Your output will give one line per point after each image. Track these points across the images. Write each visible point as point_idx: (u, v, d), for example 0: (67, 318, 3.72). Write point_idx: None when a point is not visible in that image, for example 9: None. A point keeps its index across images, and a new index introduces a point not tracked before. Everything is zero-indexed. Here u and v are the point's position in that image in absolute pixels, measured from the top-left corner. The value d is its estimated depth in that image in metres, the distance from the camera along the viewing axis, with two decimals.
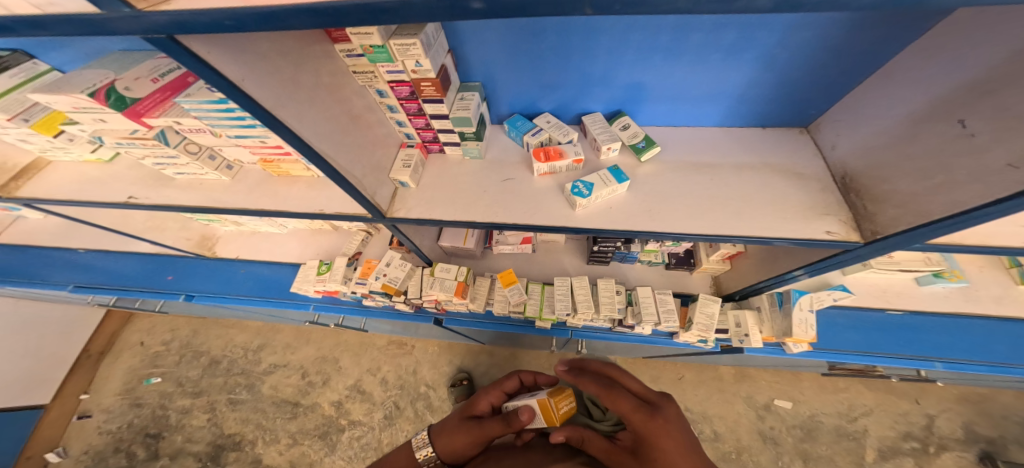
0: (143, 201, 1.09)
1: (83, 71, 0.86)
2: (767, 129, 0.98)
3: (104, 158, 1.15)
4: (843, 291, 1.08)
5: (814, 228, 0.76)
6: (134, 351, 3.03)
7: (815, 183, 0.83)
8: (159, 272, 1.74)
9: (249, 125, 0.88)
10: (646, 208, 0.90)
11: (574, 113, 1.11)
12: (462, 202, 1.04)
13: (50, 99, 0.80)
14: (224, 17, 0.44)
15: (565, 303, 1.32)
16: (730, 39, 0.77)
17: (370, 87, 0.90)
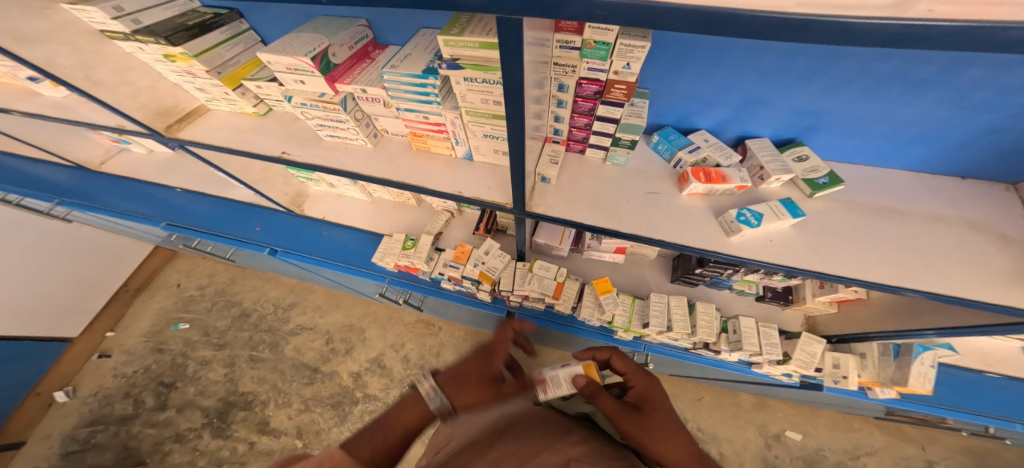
0: (293, 158, 1.06)
1: (298, 33, 0.91)
2: (965, 179, 0.97)
3: (260, 112, 1.18)
4: (947, 350, 1.14)
5: (1011, 296, 0.74)
6: (168, 292, 2.96)
7: (1020, 249, 0.81)
8: (245, 221, 1.72)
9: (427, 100, 0.89)
10: (812, 247, 0.88)
11: (736, 135, 1.08)
12: (607, 209, 1.00)
13: (273, 59, 0.86)
14: (603, 7, 0.42)
15: (660, 320, 1.32)
16: (1017, 80, 0.75)
17: (557, 80, 0.90)
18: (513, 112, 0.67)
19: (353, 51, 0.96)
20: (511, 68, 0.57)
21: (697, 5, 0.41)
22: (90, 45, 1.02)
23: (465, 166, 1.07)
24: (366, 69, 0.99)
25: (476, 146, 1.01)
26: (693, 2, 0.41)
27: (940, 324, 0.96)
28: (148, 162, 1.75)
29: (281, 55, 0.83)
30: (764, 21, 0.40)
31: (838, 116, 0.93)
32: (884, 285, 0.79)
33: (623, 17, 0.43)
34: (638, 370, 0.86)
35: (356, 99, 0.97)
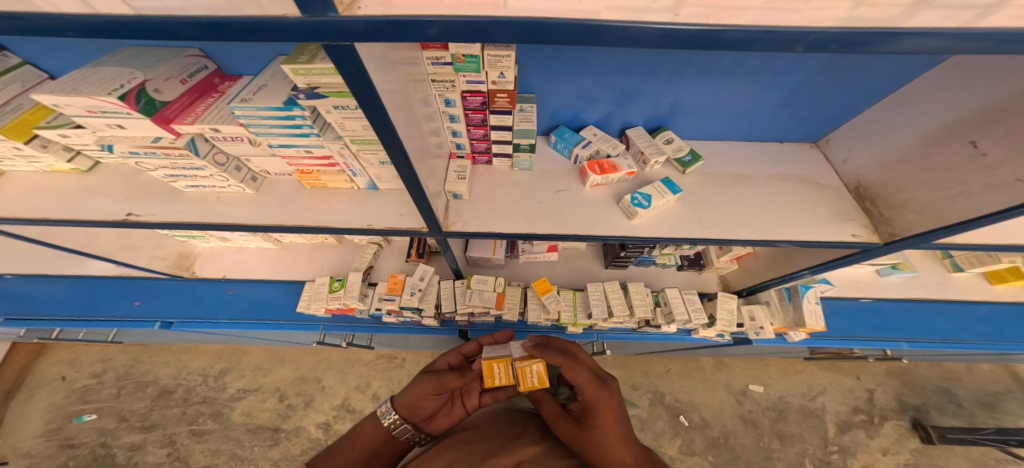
0: (145, 217, 0.95)
1: (96, 69, 0.78)
2: (785, 143, 1.18)
3: (82, 168, 0.99)
4: (826, 283, 1.33)
5: (844, 232, 0.91)
6: (54, 386, 2.62)
7: (834, 192, 1.00)
8: (122, 297, 1.51)
9: (303, 133, 0.86)
10: (698, 217, 0.99)
11: (616, 127, 1.19)
12: (521, 214, 1.03)
13: (60, 102, 0.72)
14: (430, 25, 0.45)
15: (601, 307, 1.36)
16: (786, 63, 0.93)
17: (440, 96, 0.90)
18: (386, 135, 0.66)
19: (189, 86, 0.85)
20: (365, 95, 0.56)
21: (511, 17, 0.45)
22: None
23: (370, 196, 1.06)
24: (213, 104, 0.87)
25: (376, 175, 1.00)
26: (507, 15, 0.45)
27: (808, 263, 1.11)
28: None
29: (72, 97, 0.70)
30: (569, 26, 0.46)
31: (688, 100, 1.07)
32: (760, 240, 0.91)
33: (456, 35, 0.47)
34: (590, 382, 0.84)
35: (208, 140, 0.89)
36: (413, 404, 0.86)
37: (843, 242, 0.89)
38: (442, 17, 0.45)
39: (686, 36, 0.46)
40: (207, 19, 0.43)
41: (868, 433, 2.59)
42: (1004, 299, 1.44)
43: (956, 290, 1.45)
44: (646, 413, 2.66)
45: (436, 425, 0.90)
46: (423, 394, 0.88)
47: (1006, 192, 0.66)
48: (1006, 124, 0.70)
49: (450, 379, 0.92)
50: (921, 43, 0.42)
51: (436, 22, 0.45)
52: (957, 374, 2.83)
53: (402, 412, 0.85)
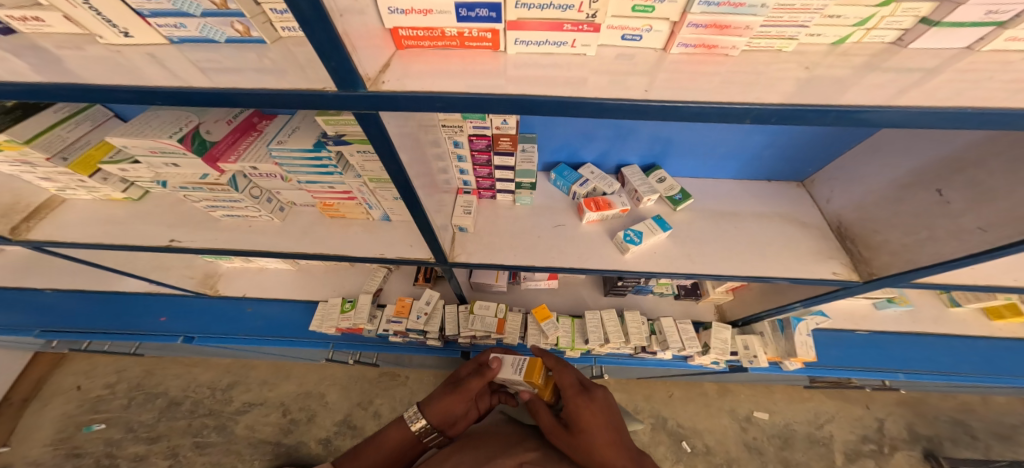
0: (184, 243, 1.05)
1: (160, 112, 0.90)
2: (773, 181, 1.25)
3: (133, 197, 1.10)
4: (820, 315, 1.37)
5: (823, 269, 0.97)
6: (68, 396, 2.70)
7: (816, 231, 1.06)
8: (150, 313, 1.63)
9: (327, 172, 0.95)
10: (686, 253, 1.06)
11: (612, 164, 1.29)
12: (520, 247, 1.11)
13: (130, 143, 0.84)
14: (440, 101, 0.55)
15: (598, 334, 1.42)
16: None
17: (449, 138, 1.00)
18: (401, 181, 0.74)
19: (233, 126, 0.95)
20: (387, 151, 0.65)
21: (507, 95, 0.55)
22: None
23: (383, 226, 1.15)
24: (253, 143, 0.95)
25: (390, 208, 1.10)
26: (505, 93, 0.55)
27: (800, 296, 1.16)
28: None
29: (139, 139, 0.82)
30: (558, 103, 0.55)
31: (677, 142, 1.16)
32: (743, 276, 0.97)
33: (461, 106, 0.56)
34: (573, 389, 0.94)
35: (247, 176, 0.99)
36: (443, 411, 0.95)
37: (822, 278, 0.94)
38: (450, 94, 0.54)
39: (654, 109, 0.54)
40: (260, 91, 0.53)
41: (879, 464, 2.52)
42: (1002, 334, 1.46)
43: (953, 324, 1.46)
44: (648, 438, 2.64)
45: (457, 429, 0.98)
46: (451, 402, 0.96)
47: (970, 239, 0.72)
48: (965, 176, 0.76)
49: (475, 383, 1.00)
50: (856, 122, 0.50)
51: (446, 99, 0.54)
52: (972, 405, 2.76)
53: (433, 421, 0.92)
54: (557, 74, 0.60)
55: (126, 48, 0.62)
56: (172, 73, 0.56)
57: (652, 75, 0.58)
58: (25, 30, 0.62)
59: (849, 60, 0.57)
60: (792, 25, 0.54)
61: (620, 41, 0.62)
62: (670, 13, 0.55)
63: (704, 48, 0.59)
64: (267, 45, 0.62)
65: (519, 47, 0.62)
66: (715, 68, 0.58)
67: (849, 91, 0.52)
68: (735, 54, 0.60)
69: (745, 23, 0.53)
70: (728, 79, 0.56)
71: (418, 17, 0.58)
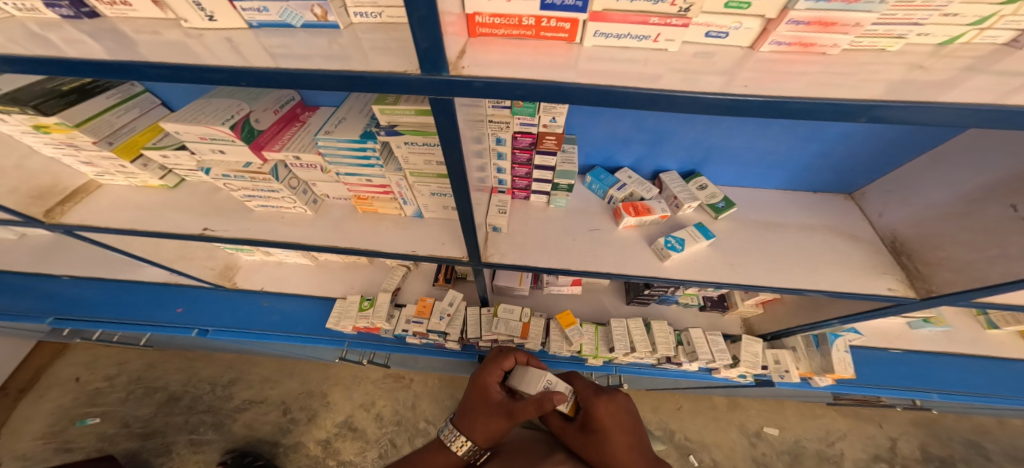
0: (216, 232, 1.08)
1: (212, 99, 0.91)
2: (818, 193, 1.23)
3: (170, 184, 1.20)
4: (854, 332, 1.34)
5: (878, 285, 0.93)
6: (65, 387, 2.63)
7: (867, 245, 1.03)
8: (166, 304, 1.63)
9: (369, 164, 0.95)
10: (729, 263, 1.03)
11: (650, 170, 1.26)
12: (556, 250, 1.07)
13: (182, 129, 0.87)
14: (520, 88, 0.53)
15: (624, 342, 1.38)
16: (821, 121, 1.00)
17: (493, 134, 0.97)
18: (455, 166, 0.72)
19: (279, 115, 0.97)
20: (450, 140, 0.66)
21: (593, 85, 0.53)
22: None
23: (415, 223, 1.12)
24: (295, 134, 1.00)
25: (425, 205, 1.06)
26: (590, 83, 0.53)
27: (838, 313, 1.13)
28: (20, 247, 1.59)
29: (194, 125, 0.84)
30: (648, 96, 0.52)
31: (722, 148, 1.14)
32: (790, 288, 0.94)
33: (541, 95, 0.54)
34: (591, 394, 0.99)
35: (288, 166, 1.02)
36: (490, 435, 0.90)
37: (875, 294, 0.91)
38: (534, 81, 0.53)
39: (753, 105, 0.51)
40: (342, 73, 0.55)
41: None
42: None
43: (991, 346, 1.43)
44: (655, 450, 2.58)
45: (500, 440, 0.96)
46: (497, 425, 0.90)
47: None
48: None
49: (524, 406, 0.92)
50: (972, 125, 0.47)
51: (530, 86, 0.53)
52: (987, 427, 2.71)
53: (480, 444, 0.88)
54: (631, 69, 0.57)
55: (207, 31, 0.67)
56: (251, 57, 0.58)
57: (732, 75, 0.55)
58: (108, 13, 0.69)
59: (955, 61, 0.54)
60: (905, 23, 0.52)
61: (703, 38, 0.60)
62: (766, 10, 0.54)
63: (800, 46, 0.57)
64: (340, 29, 0.67)
65: (596, 40, 0.61)
66: (810, 66, 0.55)
67: (962, 92, 0.49)
68: (833, 53, 0.58)
69: (857, 19, 0.52)
70: (821, 75, 0.54)
71: (500, 2, 0.57)
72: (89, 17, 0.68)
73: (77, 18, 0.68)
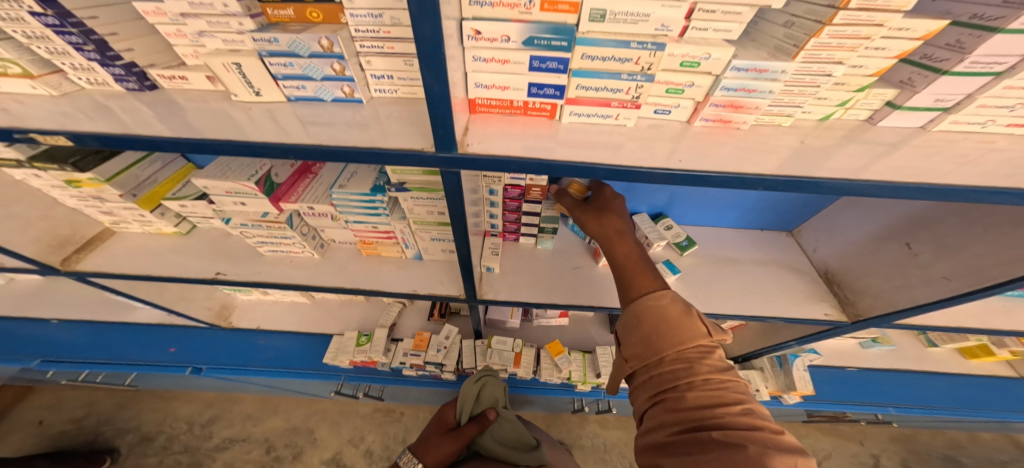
0: (228, 275, 1.20)
1: (236, 159, 1.05)
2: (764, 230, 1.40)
3: (182, 230, 1.31)
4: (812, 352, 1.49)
5: (816, 309, 1.08)
6: (27, 432, 2.54)
7: (808, 276, 1.19)
8: (160, 344, 1.69)
9: (376, 213, 1.09)
10: (693, 294, 1.16)
11: (623, 212, 1.43)
12: (543, 285, 1.21)
13: (211, 184, 1.00)
14: (515, 163, 0.68)
15: (610, 368, 1.49)
16: None
17: (487, 186, 1.11)
18: (459, 216, 0.88)
19: (295, 169, 1.11)
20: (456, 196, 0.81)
21: (570, 162, 0.68)
22: None
23: (415, 264, 1.24)
24: (309, 185, 1.12)
25: (426, 248, 1.19)
26: (568, 160, 0.68)
27: (793, 335, 1.27)
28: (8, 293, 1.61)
29: (223, 182, 0.97)
30: (608, 171, 0.67)
31: (682, 194, 1.31)
32: (745, 316, 1.08)
33: (526, 169, 0.69)
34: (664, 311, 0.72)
35: (301, 215, 1.16)
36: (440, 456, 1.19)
37: (813, 318, 1.06)
38: (525, 159, 0.68)
39: (685, 176, 0.67)
40: (369, 150, 0.69)
41: None
42: (976, 372, 1.59)
43: (934, 363, 1.58)
44: None
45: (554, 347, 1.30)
46: (447, 450, 1.20)
47: (939, 286, 0.86)
48: (928, 232, 0.92)
49: (472, 430, 1.22)
50: (838, 194, 0.63)
51: (524, 163, 0.68)
52: (960, 441, 2.85)
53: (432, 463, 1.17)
54: (600, 139, 0.74)
55: (253, 103, 0.82)
56: (293, 131, 0.74)
57: (677, 141, 0.73)
58: (166, 85, 0.84)
59: (833, 132, 0.73)
60: (789, 105, 0.70)
61: (652, 114, 0.78)
62: (695, 94, 0.71)
63: (721, 122, 0.74)
64: (364, 103, 0.83)
65: (572, 117, 0.77)
66: (729, 138, 0.73)
67: (833, 159, 0.66)
68: (744, 128, 0.75)
69: (756, 104, 0.69)
70: (738, 148, 0.71)
71: (496, 90, 0.73)
72: (149, 88, 0.83)
73: (139, 89, 0.82)
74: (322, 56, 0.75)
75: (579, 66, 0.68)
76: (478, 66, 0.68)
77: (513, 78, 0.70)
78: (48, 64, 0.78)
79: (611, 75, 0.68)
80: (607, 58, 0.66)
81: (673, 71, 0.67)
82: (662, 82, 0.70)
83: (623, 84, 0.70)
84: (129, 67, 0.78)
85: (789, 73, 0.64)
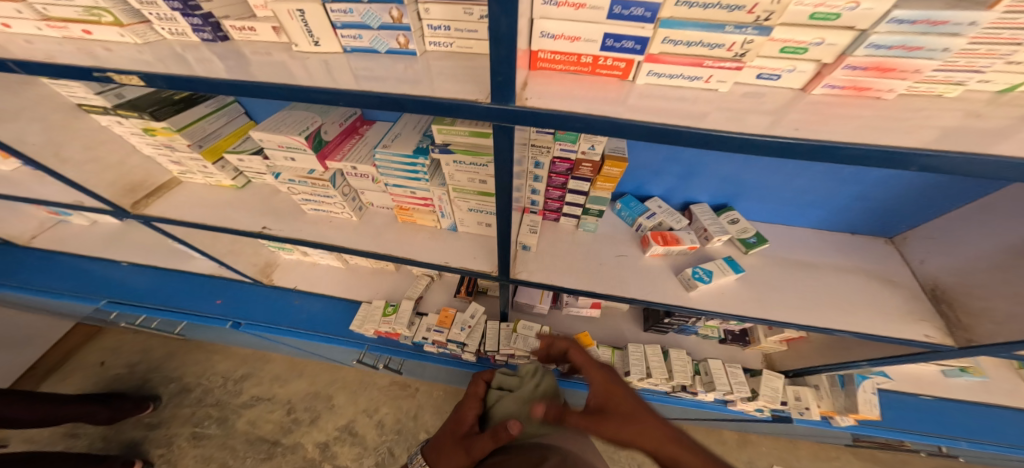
0: (273, 231, 1.17)
1: (292, 113, 1.05)
2: (856, 234, 1.23)
3: (238, 184, 1.30)
4: (884, 377, 1.36)
5: (913, 330, 0.92)
6: (89, 372, 2.69)
7: (906, 290, 1.02)
8: (205, 296, 1.73)
9: (415, 177, 1.02)
10: (756, 297, 1.04)
11: (680, 201, 1.30)
12: (583, 272, 1.10)
13: (267, 137, 1.01)
14: (578, 120, 0.58)
15: (640, 367, 1.38)
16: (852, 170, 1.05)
17: (533, 158, 1.00)
18: (505, 186, 0.78)
19: (343, 128, 1.11)
20: (502, 161, 0.71)
21: (643, 120, 0.56)
22: (62, 121, 1.13)
23: (449, 236, 1.16)
24: (353, 146, 1.13)
25: (461, 219, 1.11)
26: (639, 119, 0.56)
27: (867, 355, 1.12)
28: (96, 233, 1.86)
29: (277, 134, 0.97)
30: (699, 135, 0.56)
31: (758, 184, 1.17)
32: (824, 328, 0.94)
33: (594, 128, 0.58)
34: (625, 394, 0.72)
35: (344, 175, 1.12)
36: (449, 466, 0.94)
37: (911, 340, 0.89)
38: (591, 116, 0.57)
39: (806, 148, 0.53)
40: (420, 98, 0.60)
41: None
42: None
43: None
44: None
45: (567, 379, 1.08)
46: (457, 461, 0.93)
47: None
48: None
49: (483, 443, 0.88)
50: None
51: (586, 119, 0.57)
52: None
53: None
54: (680, 107, 0.60)
55: (311, 54, 0.75)
56: (343, 82, 0.65)
57: (782, 114, 0.59)
58: (237, 38, 0.80)
59: (1014, 108, 0.57)
60: (966, 70, 0.55)
61: (753, 80, 0.64)
62: (822, 55, 0.57)
63: (854, 90, 0.60)
64: (417, 56, 0.74)
65: (649, 78, 0.64)
66: (860, 110, 0.58)
67: (1016, 141, 0.51)
68: (887, 98, 0.60)
69: (914, 67, 0.54)
70: (876, 121, 0.57)
71: (565, 42, 0.62)
72: (220, 40, 0.80)
73: (211, 40, 0.79)
74: (382, 1, 0.67)
75: (669, 16, 0.56)
76: (547, 10, 0.58)
77: (587, 27, 0.59)
78: (137, 14, 0.78)
79: (710, 27, 0.56)
80: (709, 5, 0.54)
81: (796, 27, 0.55)
82: (779, 39, 0.57)
83: (726, 38, 0.56)
84: (206, 17, 0.75)
85: (980, 26, 0.49)
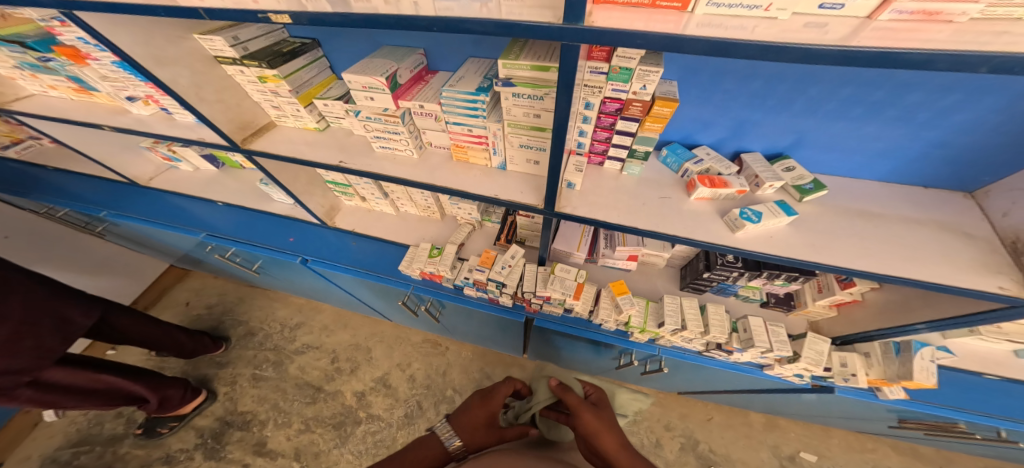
0: (348, 165, 1.32)
1: (373, 59, 1.18)
2: (929, 189, 1.18)
3: (321, 127, 1.44)
4: (945, 352, 1.34)
5: (985, 282, 0.88)
6: (177, 309, 3.11)
7: (984, 244, 0.97)
8: (282, 233, 2.07)
9: (474, 115, 1.11)
10: (809, 243, 1.04)
11: (730, 150, 1.31)
12: (626, 210, 1.15)
13: (353, 78, 1.14)
14: (642, 37, 0.64)
15: (675, 319, 1.40)
16: (929, 114, 1.02)
17: (583, 99, 1.05)
18: (561, 119, 0.85)
19: (413, 74, 1.23)
20: (565, 81, 0.76)
21: (706, 37, 0.61)
22: (202, 68, 1.20)
23: (498, 173, 1.25)
24: (422, 89, 1.24)
25: (511, 156, 1.20)
26: (703, 35, 0.62)
27: (928, 318, 1.11)
28: (197, 178, 2.20)
29: (362, 75, 1.10)
30: (756, 47, 0.61)
31: (821, 133, 1.16)
32: (881, 275, 0.93)
33: (657, 44, 0.64)
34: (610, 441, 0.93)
35: (411, 116, 1.23)
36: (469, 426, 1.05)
37: (985, 291, 0.86)
38: (652, 32, 0.63)
39: (867, 56, 0.57)
40: (503, 21, 0.68)
41: None
42: None
43: None
44: (674, 457, 2.45)
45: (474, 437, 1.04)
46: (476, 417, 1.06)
47: None
48: None
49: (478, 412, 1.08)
50: None
51: (648, 35, 0.63)
52: None
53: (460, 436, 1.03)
54: (740, 34, 0.62)
55: None
56: (423, 10, 0.75)
57: (856, 33, 0.60)
58: None
59: None
60: None
61: (816, 10, 0.66)
62: None
63: (924, 14, 0.62)
64: None
65: (708, 9, 0.68)
66: (940, 30, 0.60)
67: None
68: (960, 22, 0.61)
69: None
70: (946, 44, 0.57)
71: None
72: None
73: None
74: None
75: None
76: None
77: None
78: None
79: None
80: None
81: None
82: None
83: None
84: None
85: None
